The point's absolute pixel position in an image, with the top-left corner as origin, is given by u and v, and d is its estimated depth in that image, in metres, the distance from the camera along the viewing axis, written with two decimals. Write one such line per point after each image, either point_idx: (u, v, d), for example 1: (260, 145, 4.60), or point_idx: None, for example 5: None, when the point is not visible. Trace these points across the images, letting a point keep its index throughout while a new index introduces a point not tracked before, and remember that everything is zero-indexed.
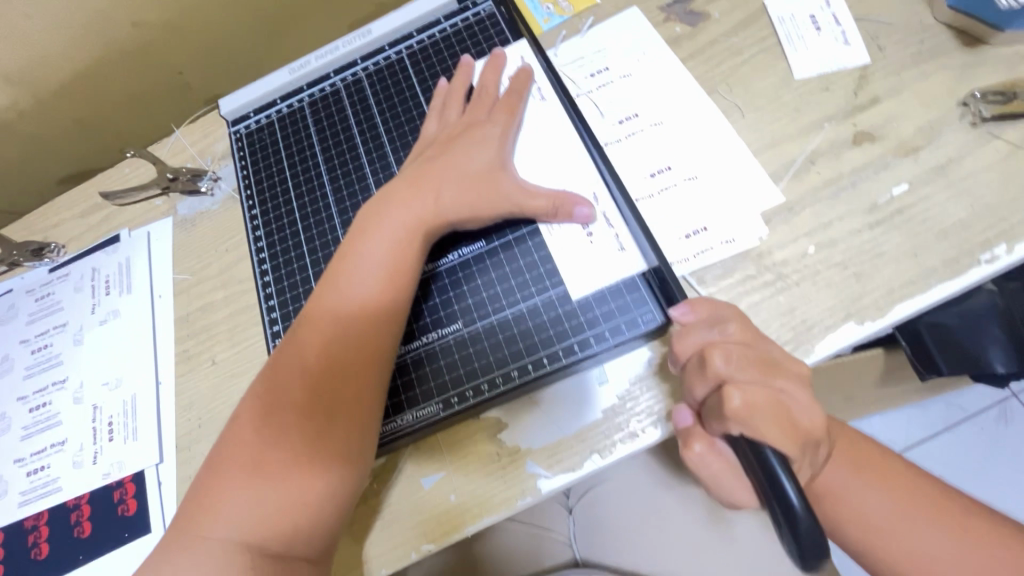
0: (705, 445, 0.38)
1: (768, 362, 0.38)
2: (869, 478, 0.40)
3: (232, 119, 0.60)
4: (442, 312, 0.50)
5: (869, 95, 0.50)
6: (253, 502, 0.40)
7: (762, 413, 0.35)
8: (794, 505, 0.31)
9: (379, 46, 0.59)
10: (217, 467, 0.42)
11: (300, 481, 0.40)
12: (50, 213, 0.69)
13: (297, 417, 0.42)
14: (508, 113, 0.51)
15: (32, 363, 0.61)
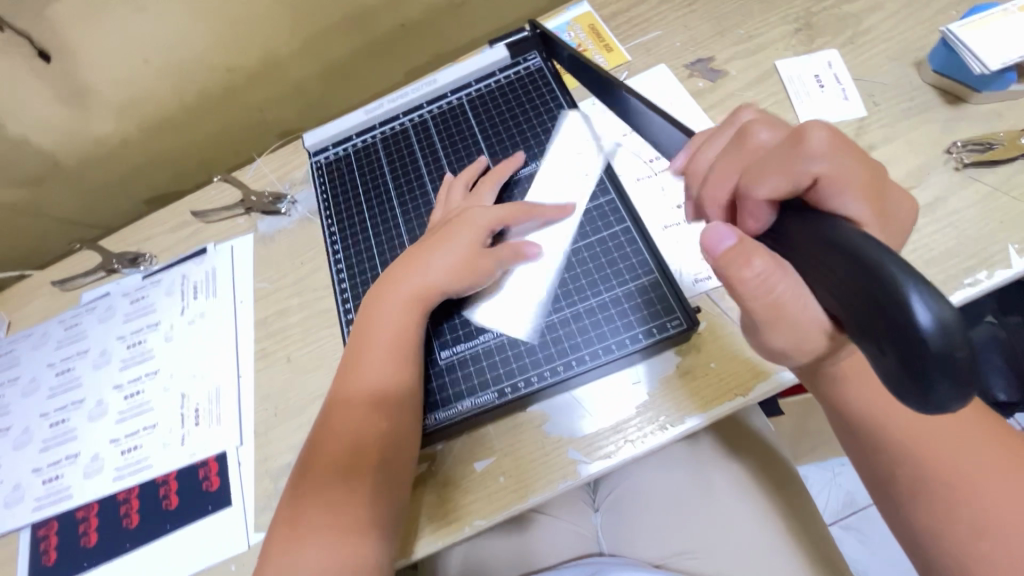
0: (766, 261, 0.34)
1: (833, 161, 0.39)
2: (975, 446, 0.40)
3: (314, 151, 0.70)
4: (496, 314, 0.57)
5: (867, 142, 0.58)
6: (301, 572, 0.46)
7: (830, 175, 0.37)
8: (922, 320, 0.26)
9: (442, 92, 0.69)
10: (287, 523, 0.48)
11: (343, 543, 0.46)
12: (144, 228, 0.79)
13: (334, 497, 0.48)
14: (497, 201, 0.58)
15: (127, 356, 0.69)
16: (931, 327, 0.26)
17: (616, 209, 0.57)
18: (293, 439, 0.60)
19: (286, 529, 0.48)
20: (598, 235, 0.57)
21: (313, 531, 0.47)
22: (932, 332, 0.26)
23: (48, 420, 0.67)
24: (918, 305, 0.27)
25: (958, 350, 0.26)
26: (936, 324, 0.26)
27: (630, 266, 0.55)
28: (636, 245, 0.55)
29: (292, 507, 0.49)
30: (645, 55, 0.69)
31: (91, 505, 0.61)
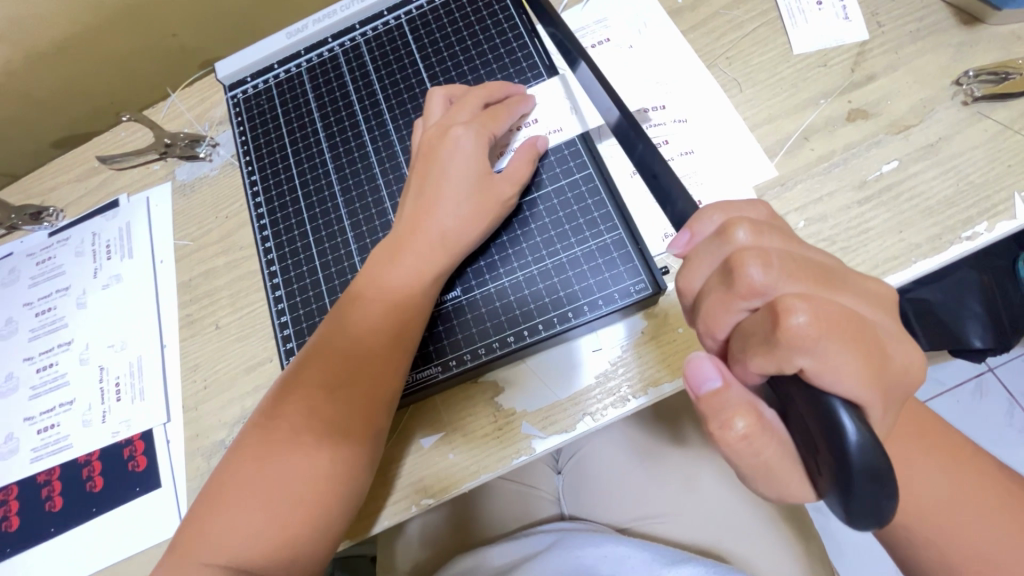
0: (751, 420, 0.27)
1: (827, 274, 0.28)
2: (937, 462, 0.39)
3: (229, 84, 0.60)
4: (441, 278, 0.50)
5: (866, 72, 0.50)
6: (248, 535, 0.40)
7: (834, 337, 0.25)
8: (848, 431, 0.23)
9: (377, 11, 0.58)
10: (238, 463, 0.43)
11: (301, 500, 0.41)
12: (47, 177, 0.69)
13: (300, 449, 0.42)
14: (491, 118, 0.48)
15: (37, 325, 0.62)
16: (855, 442, 0.23)
17: (577, 154, 0.50)
18: (225, 415, 0.54)
19: (250, 487, 0.42)
20: (556, 185, 0.50)
21: (287, 486, 0.41)
22: (854, 448, 0.23)
23: None
24: (847, 414, 0.24)
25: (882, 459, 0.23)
26: (859, 438, 0.23)
27: (590, 222, 0.48)
28: (598, 197, 0.49)
29: (251, 453, 0.43)
30: None
31: (9, 488, 0.56)
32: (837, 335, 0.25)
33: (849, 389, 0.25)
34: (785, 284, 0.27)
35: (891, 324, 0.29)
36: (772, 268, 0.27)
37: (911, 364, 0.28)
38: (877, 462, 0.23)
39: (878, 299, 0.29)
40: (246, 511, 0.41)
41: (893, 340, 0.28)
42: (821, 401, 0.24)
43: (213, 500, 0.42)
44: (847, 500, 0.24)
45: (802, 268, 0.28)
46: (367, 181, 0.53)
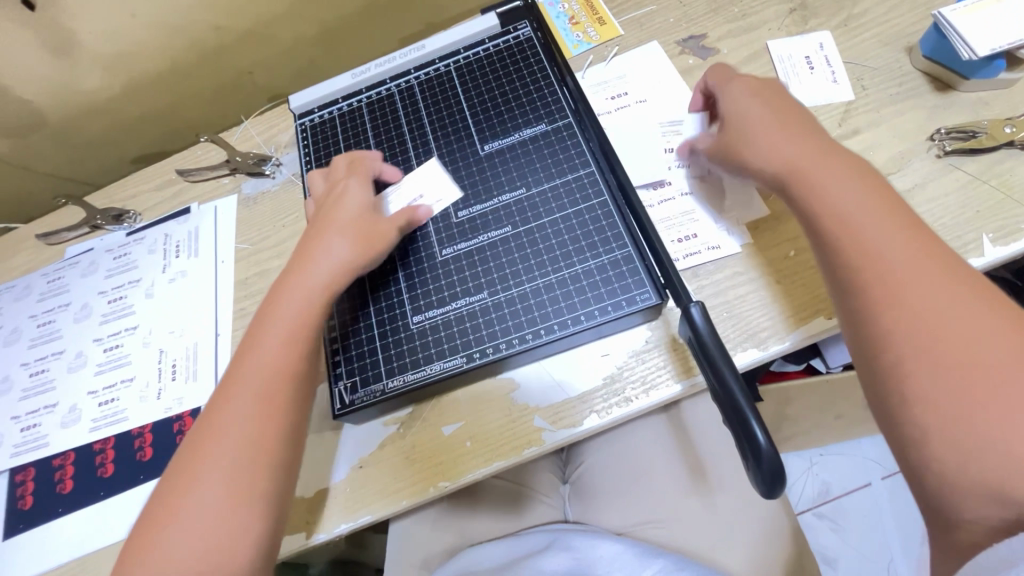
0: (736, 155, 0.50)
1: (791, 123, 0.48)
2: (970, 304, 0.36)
3: (299, 113, 0.69)
4: (470, 282, 0.55)
5: (851, 126, 0.57)
6: (188, 542, 0.41)
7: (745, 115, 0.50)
8: (760, 441, 0.37)
9: (430, 59, 0.68)
10: (170, 486, 0.44)
11: (237, 504, 0.43)
12: (130, 186, 0.79)
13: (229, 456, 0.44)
14: (360, 177, 0.58)
15: (108, 311, 0.70)
16: (766, 448, 0.36)
17: (595, 182, 0.57)
18: None
19: (188, 504, 0.43)
20: (576, 208, 0.56)
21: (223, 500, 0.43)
22: (767, 454, 0.36)
23: (28, 369, 0.68)
24: (758, 430, 0.37)
25: (764, 446, 0.37)
26: (768, 444, 0.36)
27: (603, 240, 0.54)
28: (612, 218, 0.55)
29: (182, 472, 0.44)
30: (637, 31, 0.69)
31: (67, 454, 0.62)
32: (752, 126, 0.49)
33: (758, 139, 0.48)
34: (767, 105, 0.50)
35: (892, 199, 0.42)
36: (754, 92, 0.51)
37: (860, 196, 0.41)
38: (777, 467, 0.36)
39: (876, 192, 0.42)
40: (191, 525, 0.42)
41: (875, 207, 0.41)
42: (744, 421, 0.38)
43: (161, 505, 0.43)
44: (764, 480, 0.37)
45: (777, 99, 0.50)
46: None
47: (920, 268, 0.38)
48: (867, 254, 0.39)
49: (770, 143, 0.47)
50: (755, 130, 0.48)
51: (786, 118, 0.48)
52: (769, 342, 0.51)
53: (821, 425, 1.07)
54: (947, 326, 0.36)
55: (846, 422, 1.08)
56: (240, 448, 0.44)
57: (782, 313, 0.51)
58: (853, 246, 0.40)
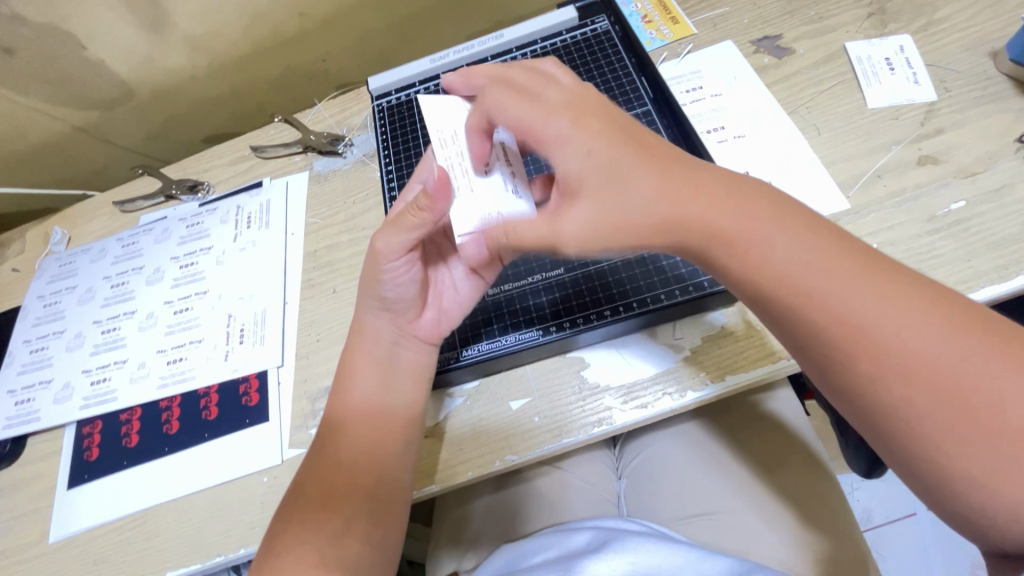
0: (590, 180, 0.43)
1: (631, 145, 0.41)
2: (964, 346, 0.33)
3: (377, 94, 0.72)
4: (547, 258, 0.57)
5: (934, 126, 0.57)
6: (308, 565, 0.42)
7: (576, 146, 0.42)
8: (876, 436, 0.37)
9: (508, 47, 0.69)
10: (284, 520, 0.45)
11: (351, 529, 0.45)
12: (204, 160, 0.82)
13: (344, 488, 0.46)
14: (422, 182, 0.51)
15: (179, 275, 0.71)
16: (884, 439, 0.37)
17: None
18: (333, 365, 0.61)
19: (312, 525, 0.45)
20: None
21: (340, 517, 0.45)
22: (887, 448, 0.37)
23: (100, 327, 0.70)
24: None
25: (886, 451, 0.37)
26: None
27: None
28: None
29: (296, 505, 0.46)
30: (711, 31, 0.70)
31: (134, 409, 0.63)
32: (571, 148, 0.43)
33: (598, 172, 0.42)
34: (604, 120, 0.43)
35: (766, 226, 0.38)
36: (582, 126, 0.42)
37: (757, 219, 0.38)
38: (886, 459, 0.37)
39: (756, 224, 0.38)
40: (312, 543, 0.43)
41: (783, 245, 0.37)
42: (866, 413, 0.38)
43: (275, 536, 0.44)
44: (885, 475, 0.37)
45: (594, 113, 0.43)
46: None
47: (897, 317, 0.34)
48: (835, 312, 0.36)
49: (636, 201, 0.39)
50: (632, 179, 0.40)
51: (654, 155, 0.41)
52: None
53: None
54: (907, 345, 0.34)
55: None
56: (357, 466, 0.47)
57: None
58: (821, 302, 0.36)
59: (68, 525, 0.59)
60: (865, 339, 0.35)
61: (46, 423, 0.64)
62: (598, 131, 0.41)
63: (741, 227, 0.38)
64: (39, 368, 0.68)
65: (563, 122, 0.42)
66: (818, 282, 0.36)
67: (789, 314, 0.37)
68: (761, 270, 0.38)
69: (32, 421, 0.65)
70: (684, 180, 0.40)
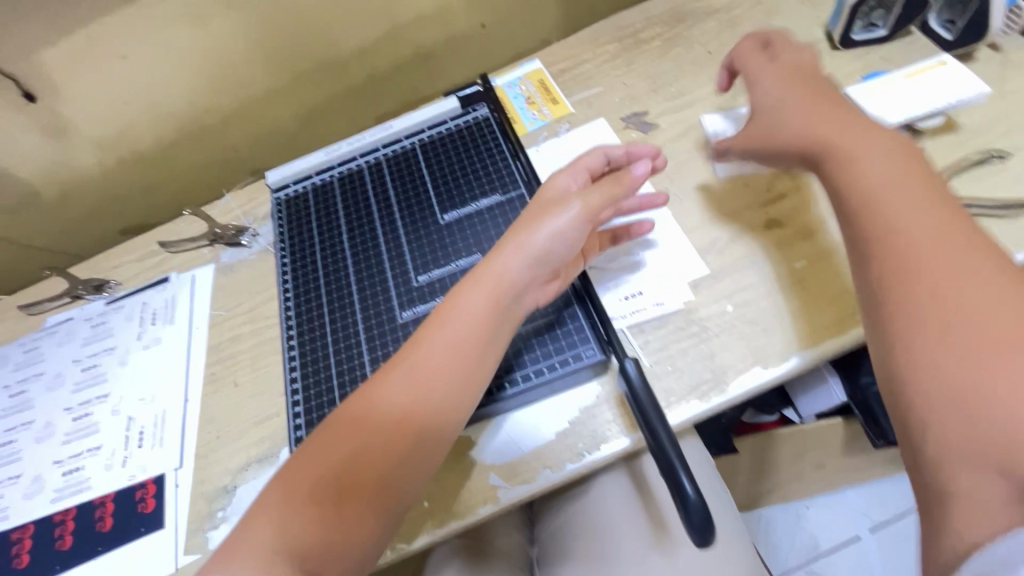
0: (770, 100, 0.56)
1: (850, 114, 0.52)
2: (968, 263, 0.40)
3: (275, 188, 0.74)
4: None
5: (779, 191, 0.63)
6: (310, 535, 0.42)
7: (817, 109, 0.53)
8: (691, 494, 0.40)
9: (397, 137, 0.73)
10: (297, 470, 0.45)
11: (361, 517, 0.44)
12: (113, 257, 0.83)
13: (372, 467, 0.45)
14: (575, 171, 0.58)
15: (80, 379, 0.71)
16: (694, 497, 0.40)
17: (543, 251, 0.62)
18: (230, 463, 0.61)
19: (323, 500, 0.44)
20: None
21: (345, 506, 0.44)
22: (695, 504, 0.40)
23: None
24: (687, 482, 0.40)
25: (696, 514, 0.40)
26: (697, 496, 0.40)
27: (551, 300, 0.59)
28: None
29: (320, 448, 0.46)
30: (586, 109, 0.76)
31: (25, 527, 0.62)
32: (793, 104, 0.54)
33: (790, 123, 0.53)
34: (801, 95, 0.55)
35: (904, 186, 0.44)
36: (836, 103, 0.53)
37: (887, 167, 0.46)
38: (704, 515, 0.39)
39: (898, 166, 0.46)
40: (311, 512, 0.43)
41: (903, 179, 0.45)
42: (675, 473, 0.41)
43: (283, 510, 0.43)
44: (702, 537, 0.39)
45: (798, 77, 0.57)
46: (376, 264, 0.65)
47: (933, 238, 0.41)
48: (884, 224, 0.43)
49: (787, 120, 0.53)
50: (852, 158, 0.47)
51: (835, 134, 0.49)
52: (710, 395, 0.53)
53: (804, 477, 1.06)
54: (921, 247, 0.41)
55: (828, 470, 1.08)
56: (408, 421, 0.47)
57: (716, 371, 0.54)
58: (873, 211, 0.44)
59: None
60: (903, 255, 0.42)
61: None
62: (813, 108, 0.53)
63: (866, 172, 0.46)
64: None
65: (767, 95, 0.57)
66: (896, 208, 0.44)
67: (858, 229, 0.45)
68: (871, 192, 0.45)
69: None
70: (834, 140, 0.49)
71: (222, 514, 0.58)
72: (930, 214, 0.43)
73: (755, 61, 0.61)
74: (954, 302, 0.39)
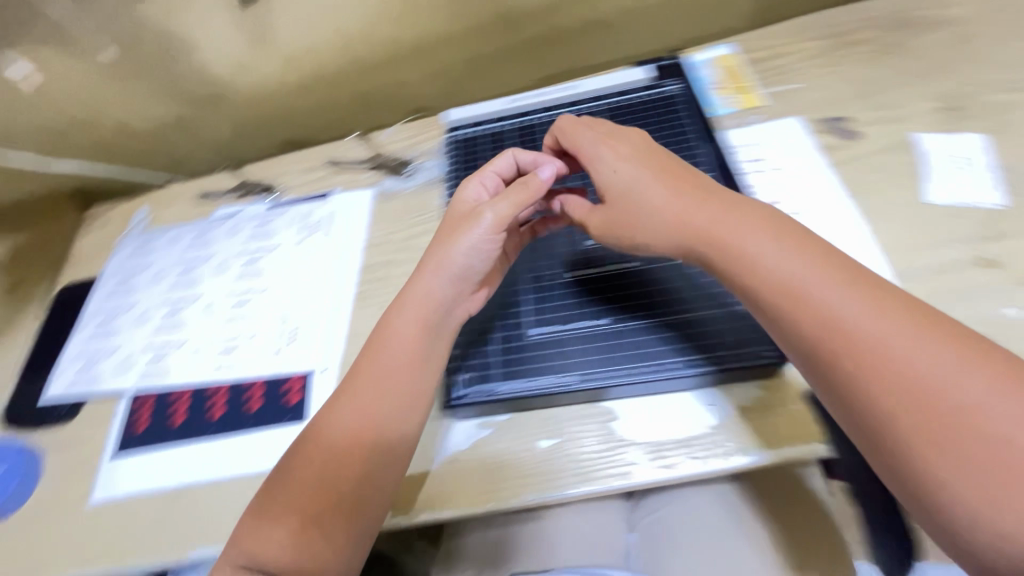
0: (619, 154, 0.55)
1: (707, 191, 0.50)
2: (949, 352, 0.38)
3: (450, 128, 0.76)
4: (594, 307, 0.59)
5: (997, 231, 0.57)
6: (280, 541, 0.46)
7: (653, 190, 0.51)
8: None
9: (579, 99, 0.73)
10: (259, 509, 0.49)
11: (325, 538, 0.47)
12: (282, 165, 0.88)
13: (324, 484, 0.48)
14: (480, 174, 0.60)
15: (243, 270, 0.76)
16: None
17: None
18: None
19: (279, 519, 0.47)
20: None
21: (314, 524, 0.47)
22: None
23: (165, 307, 0.75)
24: None
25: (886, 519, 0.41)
26: None
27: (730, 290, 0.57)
28: None
29: (262, 502, 0.49)
30: (780, 106, 0.72)
31: (183, 390, 0.68)
32: (646, 177, 0.52)
33: (653, 199, 0.51)
34: (664, 179, 0.52)
35: (820, 280, 0.43)
36: (618, 153, 0.55)
37: (789, 259, 0.44)
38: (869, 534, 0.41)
39: (812, 265, 0.44)
40: (287, 538, 0.46)
41: (841, 294, 0.42)
42: None
43: (250, 528, 0.48)
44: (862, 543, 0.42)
45: (656, 158, 0.54)
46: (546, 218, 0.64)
47: (908, 338, 0.39)
48: (832, 330, 0.41)
49: (653, 214, 0.50)
50: (740, 246, 0.46)
51: (694, 202, 0.50)
52: None
53: None
54: (900, 356, 0.39)
55: None
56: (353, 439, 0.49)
57: None
58: (802, 308, 0.42)
59: (109, 490, 0.63)
60: (879, 359, 0.39)
61: (104, 390, 0.69)
62: (766, 228, 0.47)
63: (760, 258, 0.45)
64: (105, 337, 0.74)
65: (609, 156, 0.55)
66: (861, 321, 0.40)
67: (755, 303, 0.45)
68: (763, 283, 0.45)
69: (92, 385, 0.70)
70: (716, 236, 0.47)
71: None
72: (885, 312, 0.40)
73: (580, 135, 0.58)
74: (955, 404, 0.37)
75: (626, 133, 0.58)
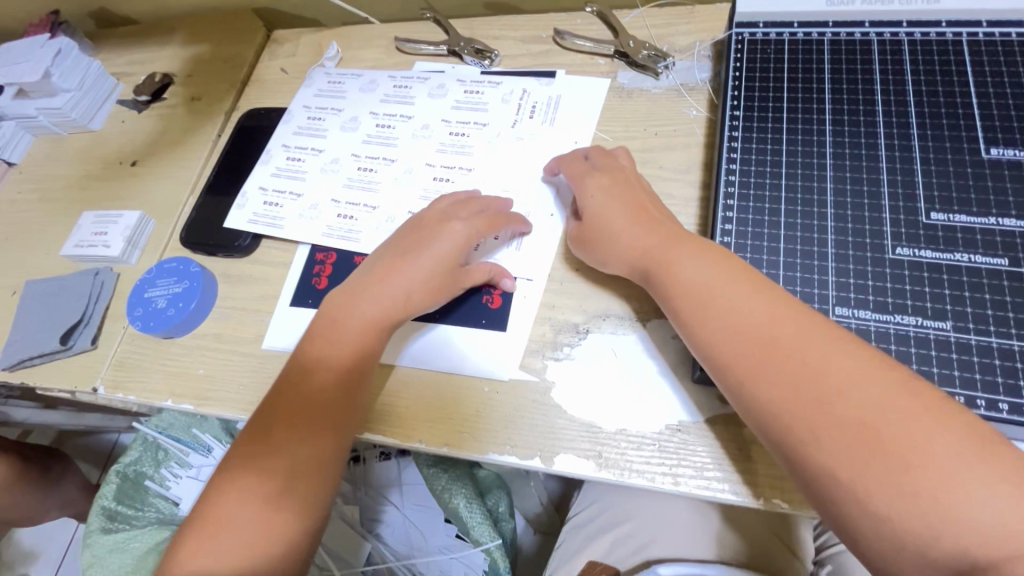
0: (602, 194, 0.54)
1: (660, 222, 0.50)
2: (934, 416, 0.35)
3: (739, 21, 0.58)
4: (929, 303, 0.43)
5: None
6: (230, 542, 0.46)
7: (659, 233, 0.49)
8: None
9: (937, 19, 0.53)
10: (230, 481, 0.49)
11: (258, 528, 0.47)
12: (497, 27, 0.75)
13: (271, 492, 0.48)
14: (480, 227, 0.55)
15: (447, 142, 0.66)
16: None
17: None
18: (588, 304, 0.55)
19: (246, 448, 0.50)
20: None
21: (249, 475, 0.49)
22: None
23: (357, 162, 0.67)
24: None
25: None
26: None
27: None
28: None
29: (242, 456, 0.50)
30: None
31: None
32: (631, 210, 0.52)
33: (625, 225, 0.51)
34: (633, 214, 0.51)
35: (798, 335, 0.40)
36: (597, 184, 0.55)
37: (756, 304, 0.42)
38: None
39: (762, 306, 0.42)
40: (227, 509, 0.47)
41: (815, 340, 0.39)
42: None
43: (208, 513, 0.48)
44: None
45: (635, 202, 0.52)
46: (871, 173, 0.48)
47: (866, 384, 0.36)
48: (805, 375, 0.38)
49: (622, 235, 0.50)
50: (718, 286, 0.43)
51: (667, 236, 0.48)
52: None
53: None
54: (865, 406, 0.36)
55: None
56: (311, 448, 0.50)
57: None
58: (778, 357, 0.39)
59: (283, 341, 0.59)
60: (835, 402, 0.36)
61: (287, 234, 0.64)
62: (710, 265, 0.45)
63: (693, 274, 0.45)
64: (292, 177, 0.68)
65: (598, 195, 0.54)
66: (805, 354, 0.39)
67: (745, 369, 0.41)
68: (751, 337, 0.41)
69: (275, 227, 0.65)
70: (653, 257, 0.48)
71: (569, 350, 0.53)
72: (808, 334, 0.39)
73: (580, 177, 0.56)
74: (930, 478, 0.33)
75: (631, 208, 0.52)
